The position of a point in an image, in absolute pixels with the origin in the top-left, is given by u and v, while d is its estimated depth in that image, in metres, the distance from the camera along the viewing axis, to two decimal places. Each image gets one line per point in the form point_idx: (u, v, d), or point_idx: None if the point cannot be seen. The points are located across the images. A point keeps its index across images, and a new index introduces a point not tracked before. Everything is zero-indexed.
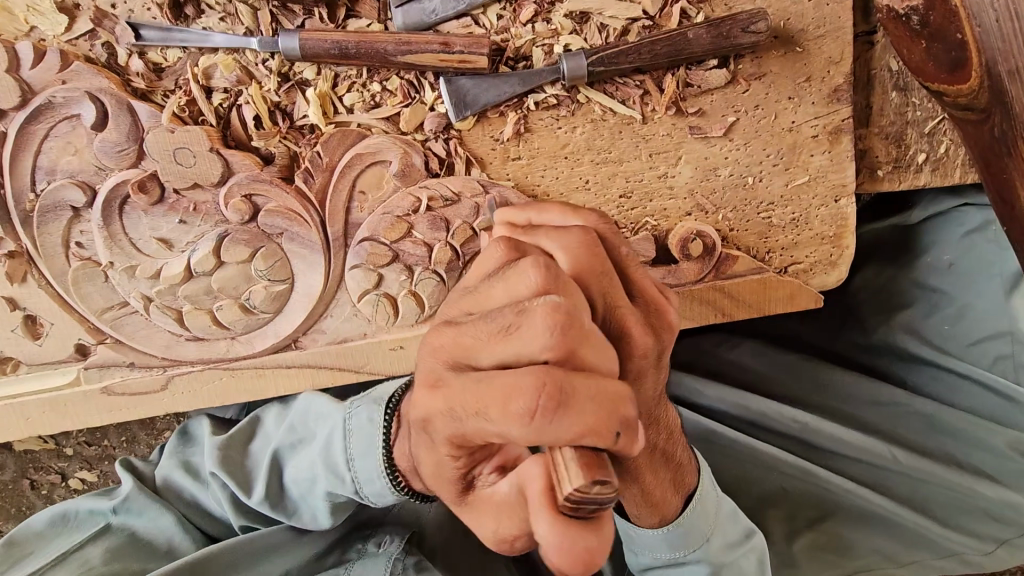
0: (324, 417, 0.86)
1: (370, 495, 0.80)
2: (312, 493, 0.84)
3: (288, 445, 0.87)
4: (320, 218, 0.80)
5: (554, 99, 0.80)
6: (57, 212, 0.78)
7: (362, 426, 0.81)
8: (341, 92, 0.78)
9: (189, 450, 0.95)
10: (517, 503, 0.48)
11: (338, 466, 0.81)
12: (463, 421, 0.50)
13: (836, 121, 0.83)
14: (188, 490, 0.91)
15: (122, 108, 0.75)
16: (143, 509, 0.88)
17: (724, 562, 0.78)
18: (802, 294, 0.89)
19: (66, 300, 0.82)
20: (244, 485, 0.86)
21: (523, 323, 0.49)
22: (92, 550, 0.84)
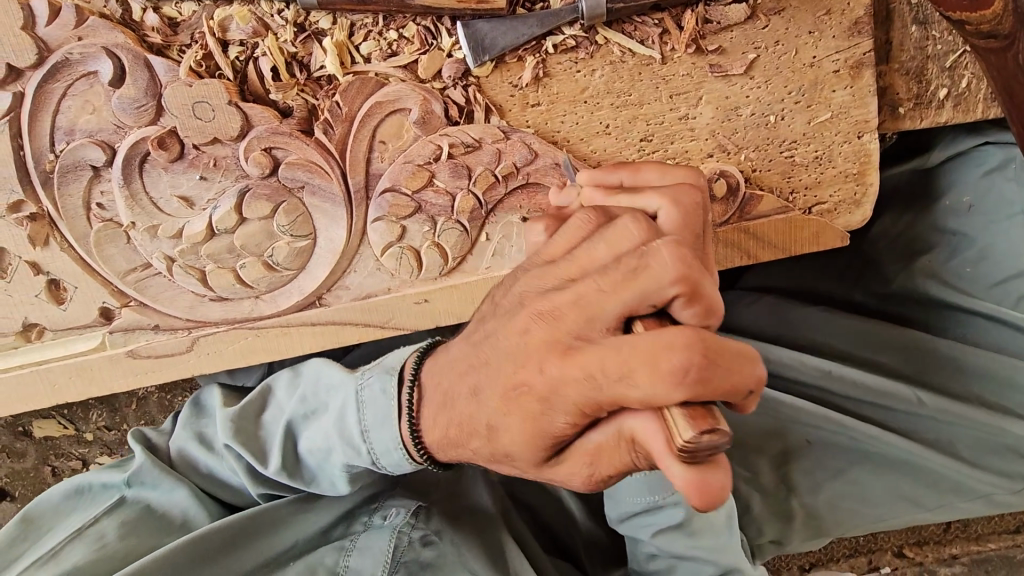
0: (337, 389, 0.83)
1: (388, 466, 0.77)
2: (329, 462, 0.81)
3: (303, 416, 0.84)
4: (341, 169, 0.80)
5: (572, 40, 0.79)
6: (77, 172, 0.77)
7: (374, 398, 0.76)
8: (358, 42, 0.77)
9: (204, 420, 0.95)
10: (621, 449, 0.53)
11: (355, 438, 0.78)
12: (602, 388, 0.50)
13: (857, 55, 0.82)
14: (204, 463, 0.90)
15: (139, 63, 0.74)
16: (156, 481, 0.88)
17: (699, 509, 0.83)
18: (829, 231, 0.88)
19: (89, 264, 0.81)
20: (259, 455, 0.85)
21: (645, 265, 0.50)
22: (108, 523, 0.83)
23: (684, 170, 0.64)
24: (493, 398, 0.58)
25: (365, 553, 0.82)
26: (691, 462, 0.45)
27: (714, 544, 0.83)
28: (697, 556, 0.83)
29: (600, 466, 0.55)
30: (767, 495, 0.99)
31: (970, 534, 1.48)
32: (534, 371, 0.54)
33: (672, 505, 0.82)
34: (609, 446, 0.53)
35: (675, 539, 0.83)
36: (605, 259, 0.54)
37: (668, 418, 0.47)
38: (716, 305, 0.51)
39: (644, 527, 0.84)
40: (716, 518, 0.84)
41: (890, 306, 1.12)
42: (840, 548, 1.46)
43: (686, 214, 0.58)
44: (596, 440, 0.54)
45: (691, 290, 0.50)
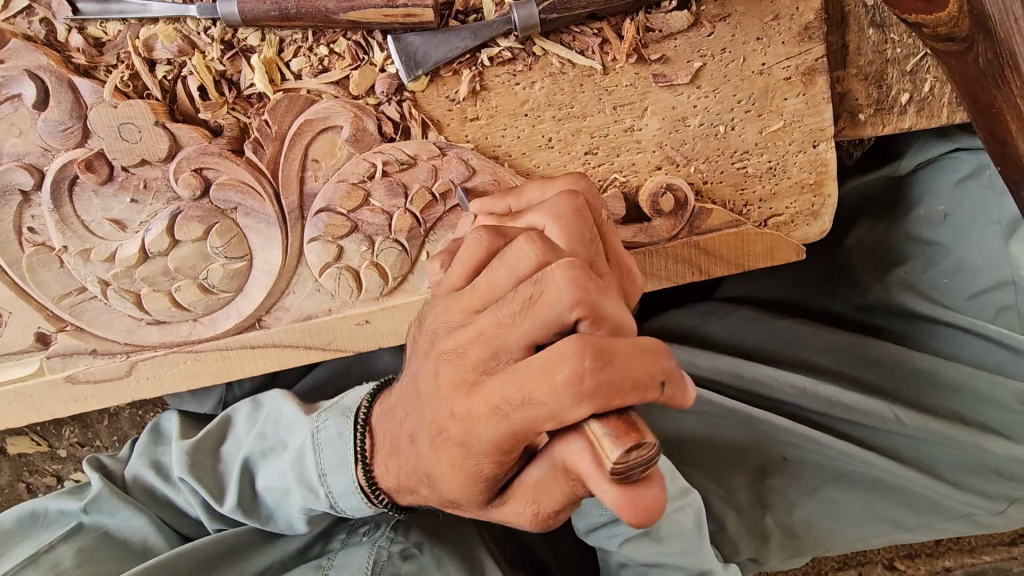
0: (296, 426, 0.80)
1: (347, 509, 0.74)
2: (286, 503, 0.78)
3: (262, 452, 0.81)
4: (274, 189, 0.78)
5: (508, 52, 0.76)
6: (6, 196, 0.76)
7: (330, 436, 0.73)
8: (287, 58, 0.75)
9: (162, 450, 0.91)
10: (554, 481, 0.51)
11: (311, 480, 0.74)
12: (511, 417, 0.47)
13: (809, 60, 0.79)
14: (160, 490, 0.87)
15: (62, 84, 0.73)
16: (115, 508, 0.84)
17: (663, 511, 0.80)
18: (783, 245, 0.84)
19: (23, 288, 0.80)
20: (216, 492, 0.81)
21: (542, 292, 0.47)
22: (63, 550, 0.79)
23: (565, 178, 0.64)
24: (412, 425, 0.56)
25: (342, 571, 0.77)
26: (623, 480, 0.43)
27: (682, 550, 0.79)
28: (667, 562, 0.79)
29: (544, 503, 0.52)
30: (740, 513, 0.95)
31: (963, 547, 1.43)
32: (447, 414, 0.51)
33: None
34: (548, 480, 0.51)
35: (645, 547, 0.79)
36: (507, 287, 0.50)
37: (593, 438, 0.44)
38: (622, 323, 0.49)
39: (611, 538, 0.80)
40: (683, 521, 0.81)
41: (868, 317, 1.09)
42: (826, 562, 1.41)
43: (571, 225, 0.57)
44: (534, 476, 0.52)
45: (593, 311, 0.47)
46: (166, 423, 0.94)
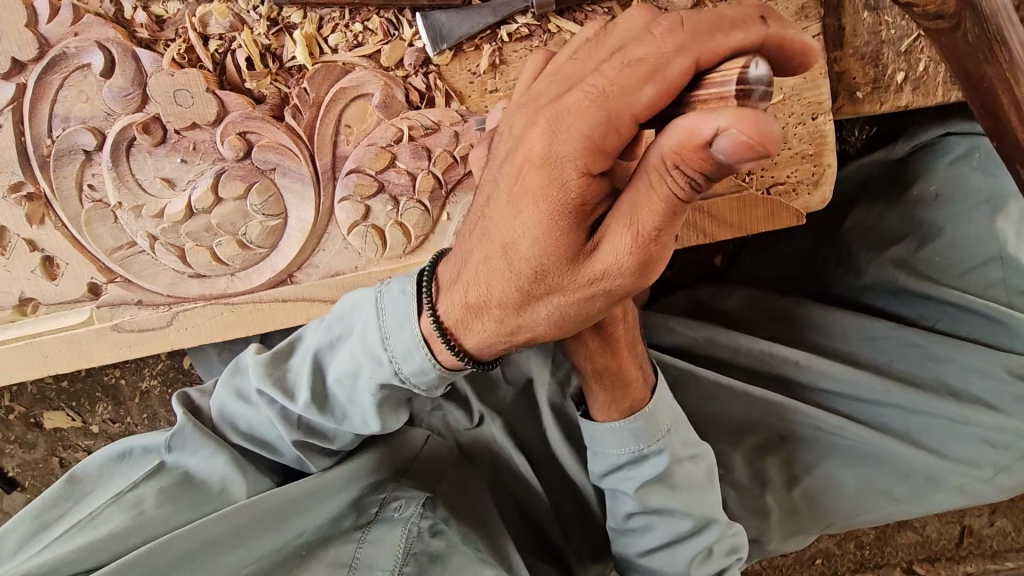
0: (358, 306, 0.72)
1: (411, 377, 0.67)
2: (357, 387, 0.70)
3: (327, 344, 0.73)
4: (310, 152, 0.85)
5: (525, 29, 0.84)
6: (71, 155, 0.84)
7: (395, 298, 0.67)
8: (326, 34, 0.83)
9: (240, 378, 0.80)
10: (654, 188, 0.47)
11: (375, 348, 0.67)
12: (609, 103, 0.48)
13: (806, 38, 0.85)
14: (244, 420, 0.79)
15: (127, 55, 0.81)
16: (195, 447, 0.79)
17: (680, 459, 0.83)
18: (778, 213, 0.89)
19: (79, 241, 0.88)
20: (285, 390, 0.73)
21: (616, 22, 0.53)
22: (145, 489, 0.77)
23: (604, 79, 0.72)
24: (476, 250, 0.60)
25: (377, 547, 0.80)
26: (746, 105, 0.44)
27: (693, 500, 0.83)
28: (676, 510, 0.83)
29: (642, 223, 0.49)
30: (741, 490, 0.98)
31: (984, 551, 1.40)
32: (533, 138, 0.51)
33: (656, 454, 0.82)
34: (642, 194, 0.47)
35: (658, 492, 0.82)
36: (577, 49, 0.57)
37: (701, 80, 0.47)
38: None
39: (627, 480, 0.83)
40: (695, 475, 0.85)
41: (868, 298, 1.11)
42: (844, 562, 1.39)
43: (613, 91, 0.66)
44: (631, 191, 0.48)
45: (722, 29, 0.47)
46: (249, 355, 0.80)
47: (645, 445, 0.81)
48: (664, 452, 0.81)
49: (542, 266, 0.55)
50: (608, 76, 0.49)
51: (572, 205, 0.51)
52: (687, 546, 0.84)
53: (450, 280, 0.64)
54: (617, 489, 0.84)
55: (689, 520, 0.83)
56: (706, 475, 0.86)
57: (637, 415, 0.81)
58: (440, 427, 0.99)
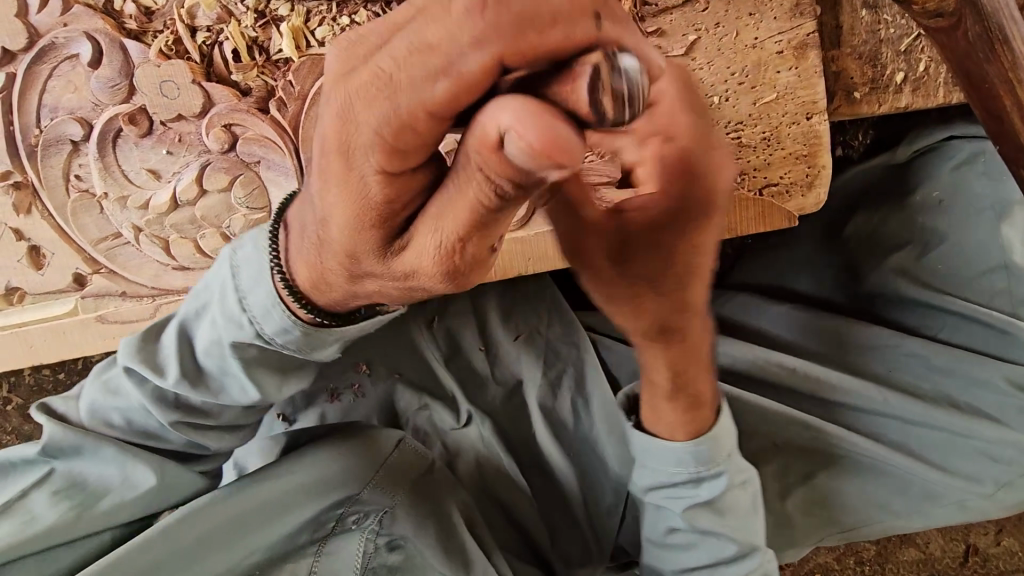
0: (216, 270, 0.64)
1: (276, 338, 0.59)
2: (223, 356, 0.63)
3: (186, 317, 0.66)
4: (295, 146, 0.85)
5: None
6: (59, 145, 0.85)
7: (250, 254, 0.59)
8: (313, 27, 0.83)
9: (113, 371, 0.71)
10: (456, 192, 0.38)
11: (234, 310, 0.60)
12: (403, 76, 0.36)
13: (801, 36, 0.83)
14: (116, 414, 0.70)
15: (115, 46, 0.82)
16: (81, 446, 0.69)
17: (734, 484, 0.82)
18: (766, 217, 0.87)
19: (65, 232, 0.88)
20: (155, 367, 0.66)
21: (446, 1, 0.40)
22: (37, 499, 0.68)
23: None
24: (316, 171, 0.43)
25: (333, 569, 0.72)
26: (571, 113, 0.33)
27: (740, 526, 0.83)
28: (722, 533, 0.82)
29: (447, 224, 0.40)
30: None
31: (991, 571, 1.35)
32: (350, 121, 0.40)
33: (714, 477, 0.81)
34: (450, 193, 0.39)
35: (705, 515, 0.82)
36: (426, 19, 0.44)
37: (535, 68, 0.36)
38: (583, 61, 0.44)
39: (677, 499, 0.82)
40: (740, 501, 0.83)
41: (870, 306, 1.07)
42: None
43: None
44: (443, 189, 0.39)
45: (528, 19, 0.34)
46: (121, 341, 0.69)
47: (708, 466, 0.80)
48: (723, 477, 0.81)
49: (357, 249, 0.44)
50: (397, 55, 0.36)
51: (371, 199, 0.41)
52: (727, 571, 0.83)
53: (302, 231, 0.52)
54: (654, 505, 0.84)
55: (731, 550, 0.83)
56: (757, 515, 0.86)
57: (703, 440, 0.79)
58: (427, 427, 0.96)
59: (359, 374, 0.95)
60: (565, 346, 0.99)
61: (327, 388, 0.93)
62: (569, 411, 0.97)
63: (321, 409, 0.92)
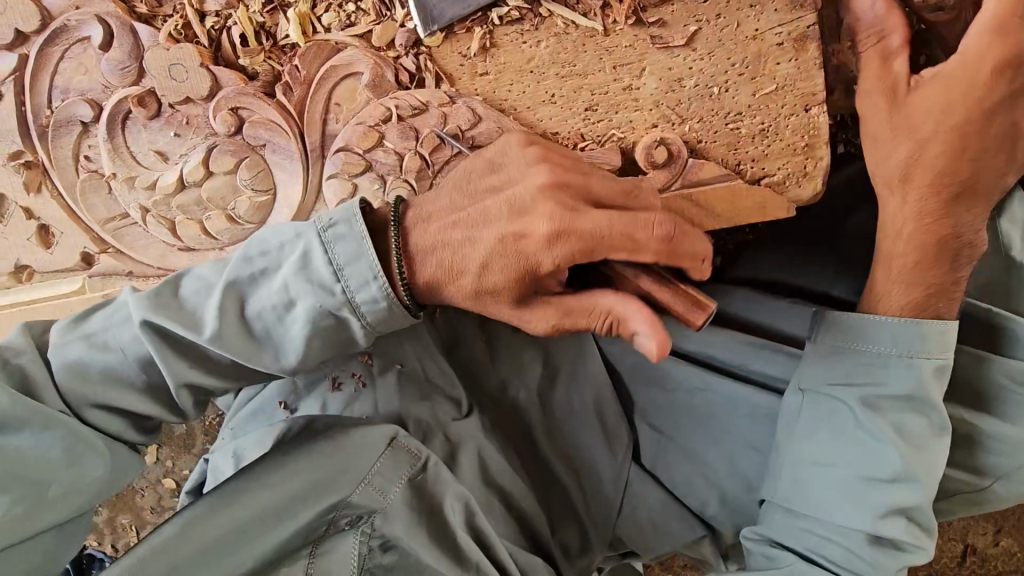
0: (292, 239, 0.71)
1: (363, 308, 0.69)
2: (287, 318, 0.70)
3: (251, 274, 0.70)
4: (299, 129, 0.86)
5: (516, 12, 0.84)
6: (69, 126, 0.86)
7: (345, 235, 0.69)
8: (319, 13, 0.84)
9: (115, 326, 0.71)
10: (577, 307, 0.70)
11: (325, 278, 0.68)
12: (603, 239, 0.68)
13: (801, 27, 0.83)
14: (99, 368, 0.71)
15: (126, 29, 0.83)
16: (22, 422, 0.67)
17: (921, 391, 0.79)
18: (920, 276, 0.83)
19: (74, 211, 0.90)
20: (190, 324, 0.69)
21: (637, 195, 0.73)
22: None
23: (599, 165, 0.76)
24: (485, 239, 0.70)
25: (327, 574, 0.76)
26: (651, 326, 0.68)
27: (919, 449, 0.78)
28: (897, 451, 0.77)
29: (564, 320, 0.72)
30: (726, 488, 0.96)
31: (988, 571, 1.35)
32: (530, 222, 0.69)
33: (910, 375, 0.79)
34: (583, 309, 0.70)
35: (895, 411, 0.79)
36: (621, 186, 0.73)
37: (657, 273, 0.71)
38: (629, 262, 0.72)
39: (900, 396, 0.79)
40: (923, 422, 0.79)
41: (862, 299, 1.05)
42: None
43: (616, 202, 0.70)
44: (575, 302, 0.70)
45: (670, 243, 0.69)
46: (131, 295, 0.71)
47: (911, 355, 0.80)
48: (911, 376, 0.79)
49: (499, 283, 0.70)
50: (603, 226, 0.68)
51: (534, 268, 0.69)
52: (886, 491, 0.77)
53: (422, 229, 0.72)
54: (838, 402, 0.82)
55: (891, 471, 0.77)
56: (942, 445, 0.80)
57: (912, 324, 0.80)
58: (427, 419, 0.92)
59: (361, 364, 0.93)
60: (569, 345, 1.00)
61: (329, 376, 0.92)
62: (569, 404, 1.00)
63: (322, 398, 0.92)
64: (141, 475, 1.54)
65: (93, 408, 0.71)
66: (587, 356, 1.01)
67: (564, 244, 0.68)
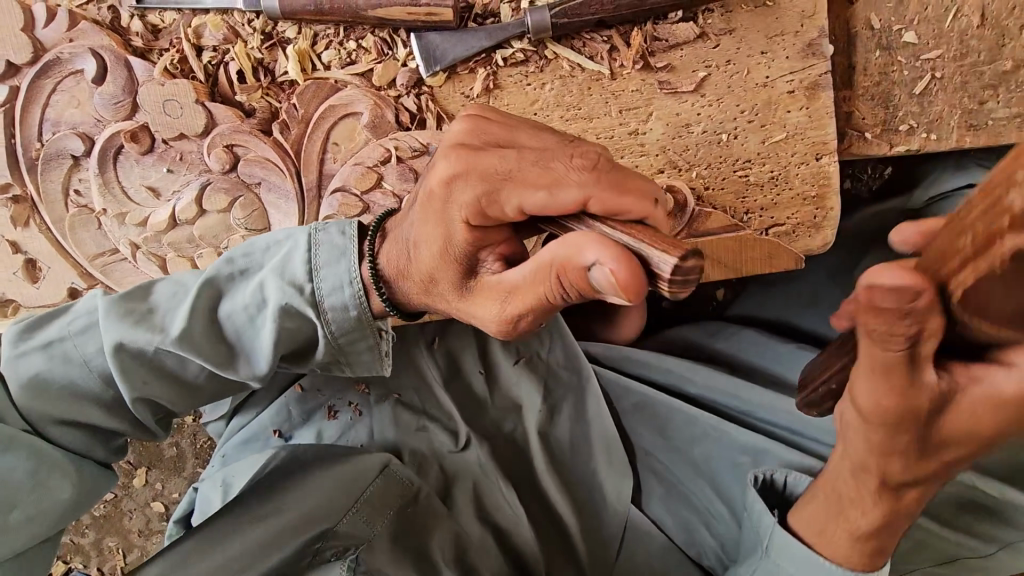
0: (275, 243, 0.70)
1: (333, 312, 0.68)
2: (258, 320, 0.68)
3: (230, 275, 0.70)
4: (296, 168, 0.84)
5: (521, 54, 0.82)
6: (59, 160, 0.84)
7: (331, 238, 0.68)
8: (319, 50, 0.82)
9: (74, 336, 0.69)
10: (522, 278, 0.54)
11: (297, 278, 0.67)
12: (503, 182, 0.55)
13: (812, 76, 0.81)
14: (61, 378, 0.68)
15: (120, 63, 0.81)
16: None
17: None
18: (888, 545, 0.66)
19: (63, 246, 0.87)
20: (158, 326, 0.67)
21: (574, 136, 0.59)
22: None
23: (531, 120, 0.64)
24: (416, 212, 0.61)
25: None
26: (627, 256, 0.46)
27: None
28: None
29: (511, 300, 0.56)
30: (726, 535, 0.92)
31: None
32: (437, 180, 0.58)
33: None
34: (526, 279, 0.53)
35: None
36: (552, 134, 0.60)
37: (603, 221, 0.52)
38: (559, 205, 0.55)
39: None
40: None
41: None
42: None
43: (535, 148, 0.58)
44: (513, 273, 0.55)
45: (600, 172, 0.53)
46: (100, 298, 0.70)
47: None
48: None
49: (435, 271, 0.61)
50: (509, 162, 0.55)
51: (455, 241, 0.58)
52: None
53: (394, 234, 0.67)
54: None
55: None
56: None
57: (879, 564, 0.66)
58: (423, 449, 0.92)
59: (356, 393, 0.93)
60: (564, 369, 0.98)
61: (324, 405, 0.92)
62: (566, 438, 0.96)
63: (319, 427, 0.92)
64: (129, 499, 1.50)
65: (57, 426, 0.69)
66: (587, 390, 0.97)
67: (467, 189, 0.56)
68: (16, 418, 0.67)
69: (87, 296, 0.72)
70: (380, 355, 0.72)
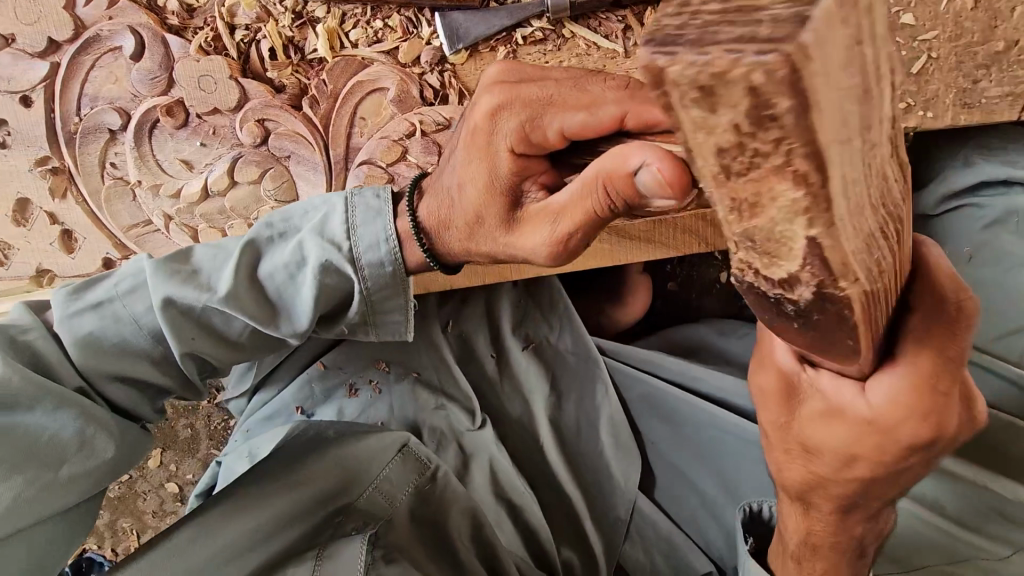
0: (313, 208, 0.75)
1: (368, 270, 0.72)
2: (298, 279, 0.72)
3: (270, 237, 0.74)
4: (324, 142, 0.88)
5: (540, 33, 0.86)
6: (97, 134, 0.88)
7: (366, 200, 0.73)
8: (348, 29, 0.86)
9: (122, 296, 0.72)
10: (571, 196, 0.56)
11: (336, 237, 0.71)
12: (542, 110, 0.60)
13: None
14: (111, 339, 0.71)
15: (157, 40, 0.85)
16: (33, 404, 0.67)
17: None
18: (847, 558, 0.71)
19: (98, 217, 0.91)
20: (204, 286, 0.71)
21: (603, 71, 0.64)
22: None
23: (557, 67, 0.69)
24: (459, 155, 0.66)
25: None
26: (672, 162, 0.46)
27: None
28: None
29: (560, 220, 0.59)
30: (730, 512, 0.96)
31: None
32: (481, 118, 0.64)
33: None
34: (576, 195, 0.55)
35: None
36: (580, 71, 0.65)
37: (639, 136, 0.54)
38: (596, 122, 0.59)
39: None
40: None
41: None
42: None
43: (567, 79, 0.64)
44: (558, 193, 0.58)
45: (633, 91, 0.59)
46: (146, 261, 0.73)
47: None
48: None
49: (480, 209, 0.65)
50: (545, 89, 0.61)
51: (499, 173, 0.63)
52: None
53: (432, 188, 0.71)
54: None
55: None
56: None
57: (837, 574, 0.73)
58: (442, 427, 0.95)
59: (377, 371, 0.95)
60: (575, 348, 1.03)
61: (345, 382, 0.94)
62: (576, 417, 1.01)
63: (340, 404, 0.93)
64: (143, 479, 1.53)
65: (111, 383, 0.73)
66: (596, 373, 1.01)
67: (509, 117, 0.61)
68: (72, 377, 0.71)
69: (131, 261, 0.76)
70: (409, 316, 0.76)
